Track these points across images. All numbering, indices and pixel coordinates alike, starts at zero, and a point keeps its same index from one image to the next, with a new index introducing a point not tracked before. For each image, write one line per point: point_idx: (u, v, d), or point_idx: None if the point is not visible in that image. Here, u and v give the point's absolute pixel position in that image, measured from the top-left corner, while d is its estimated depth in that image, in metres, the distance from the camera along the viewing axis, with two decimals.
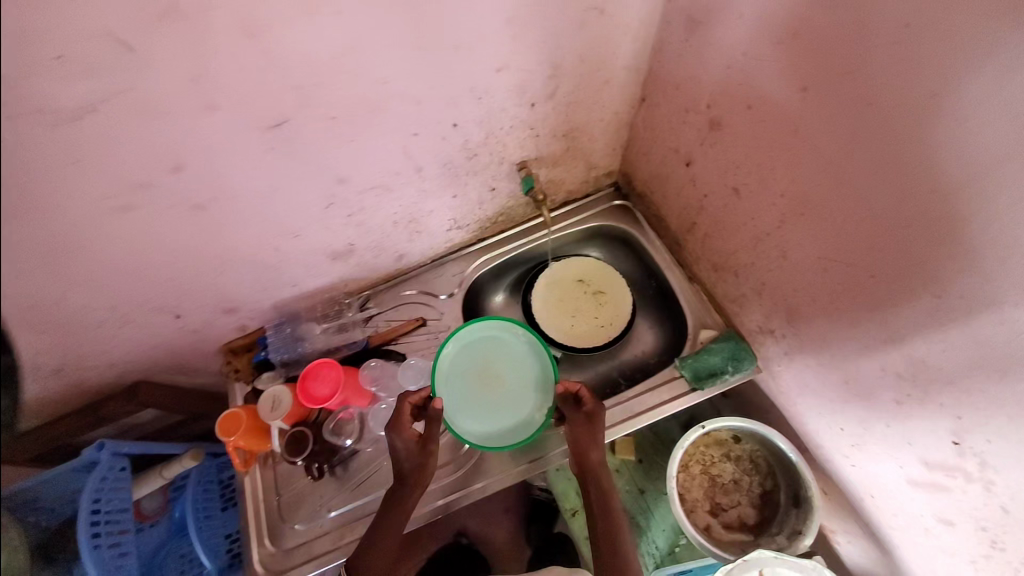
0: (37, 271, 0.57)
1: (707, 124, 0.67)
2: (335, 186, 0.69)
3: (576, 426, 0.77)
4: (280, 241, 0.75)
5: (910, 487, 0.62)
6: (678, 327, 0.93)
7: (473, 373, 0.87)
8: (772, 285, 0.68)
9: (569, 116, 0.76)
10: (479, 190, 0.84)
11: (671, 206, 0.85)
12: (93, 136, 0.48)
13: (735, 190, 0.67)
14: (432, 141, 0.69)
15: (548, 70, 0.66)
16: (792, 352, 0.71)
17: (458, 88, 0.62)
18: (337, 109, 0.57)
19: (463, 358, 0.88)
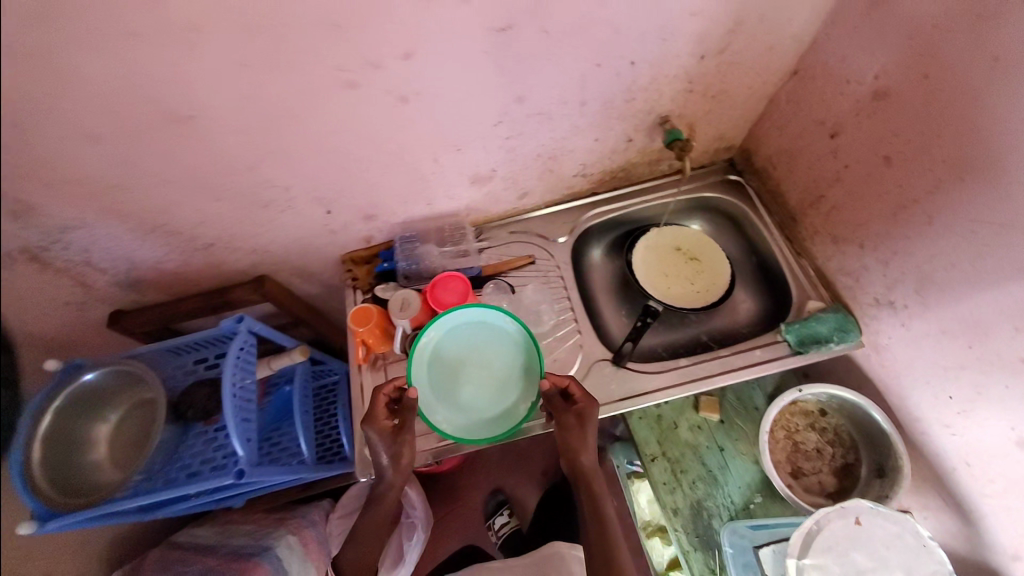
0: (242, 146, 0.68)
1: (870, 94, 0.71)
2: (512, 104, 0.75)
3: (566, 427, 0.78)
4: (443, 152, 0.81)
5: (1018, 451, 0.66)
6: (779, 300, 0.97)
7: (453, 363, 0.86)
8: (905, 251, 0.73)
9: (725, 76, 0.81)
10: (618, 139, 0.90)
11: (797, 181, 0.90)
12: (366, 4, 0.55)
13: (886, 159, 0.72)
14: (607, 76, 0.74)
15: (729, 24, 0.71)
16: (913, 320, 0.76)
17: (654, 25, 0.68)
18: (552, 25, 0.63)
19: (443, 348, 0.87)
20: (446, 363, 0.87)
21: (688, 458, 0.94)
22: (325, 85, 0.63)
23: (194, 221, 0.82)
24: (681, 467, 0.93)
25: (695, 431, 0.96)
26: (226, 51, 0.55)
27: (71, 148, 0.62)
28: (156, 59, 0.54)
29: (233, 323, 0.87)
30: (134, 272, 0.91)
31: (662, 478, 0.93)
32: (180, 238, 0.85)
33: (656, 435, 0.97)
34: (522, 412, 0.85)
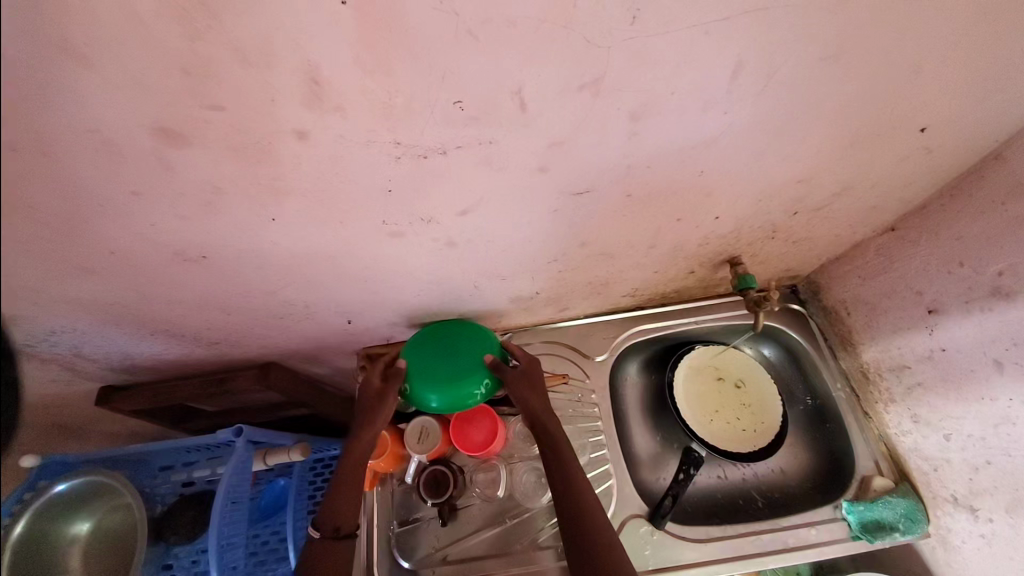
0: (218, 286, 0.61)
1: (989, 289, 0.61)
2: (573, 248, 0.65)
3: (516, 384, 0.78)
4: (486, 281, 0.71)
5: None
6: (834, 457, 0.87)
7: (441, 381, 0.77)
8: (1004, 466, 0.64)
9: (813, 227, 0.71)
10: (679, 270, 0.80)
11: (876, 339, 0.80)
12: (427, 172, 0.44)
13: (997, 363, 0.62)
14: (684, 229, 0.65)
15: (836, 189, 0.61)
16: (996, 539, 0.66)
17: (751, 189, 0.58)
18: (637, 189, 0.53)
19: (433, 384, 0.77)
20: (436, 377, 0.77)
21: None
22: (364, 234, 0.53)
23: (197, 327, 0.72)
24: None
25: None
26: (252, 208, 0.46)
27: (60, 279, 0.53)
28: (169, 210, 0.45)
29: (231, 434, 0.81)
30: (128, 360, 0.82)
31: None
32: (181, 338, 0.76)
33: None
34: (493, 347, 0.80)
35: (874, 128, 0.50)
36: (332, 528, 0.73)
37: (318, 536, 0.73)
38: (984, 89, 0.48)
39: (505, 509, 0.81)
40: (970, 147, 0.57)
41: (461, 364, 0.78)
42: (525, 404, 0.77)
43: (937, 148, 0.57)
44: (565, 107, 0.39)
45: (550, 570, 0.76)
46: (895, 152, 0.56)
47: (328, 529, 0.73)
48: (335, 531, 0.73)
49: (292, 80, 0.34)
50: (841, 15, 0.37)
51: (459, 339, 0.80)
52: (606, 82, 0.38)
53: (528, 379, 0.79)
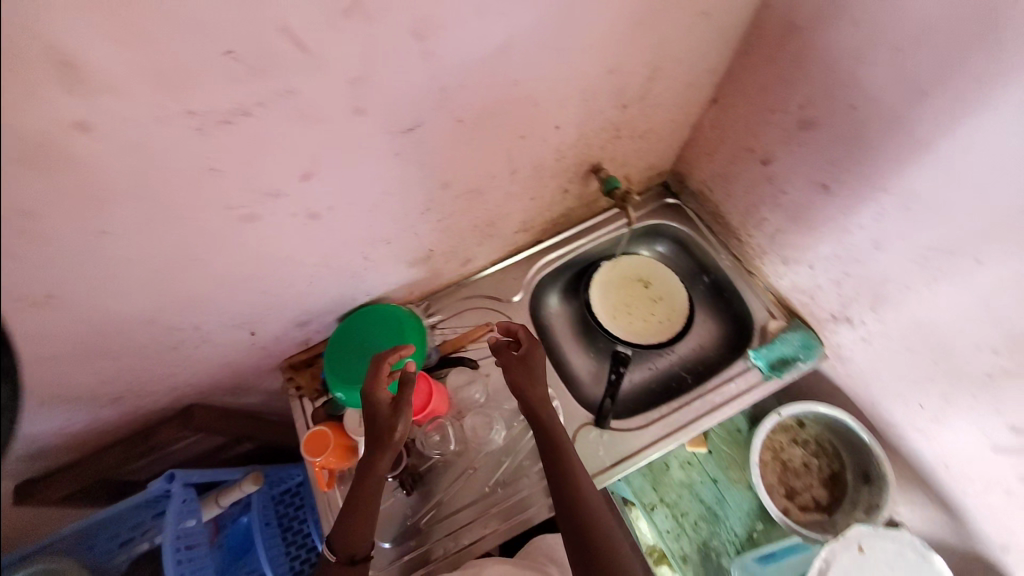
0: (86, 329, 0.58)
1: (797, 124, 0.70)
2: (437, 191, 0.67)
3: (512, 367, 0.80)
4: (371, 249, 0.72)
5: (995, 454, 0.67)
6: (737, 319, 0.97)
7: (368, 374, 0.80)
8: (855, 274, 0.74)
9: (650, 116, 0.78)
10: (553, 192, 0.85)
11: (738, 203, 0.89)
12: (243, 138, 0.45)
13: (823, 185, 0.71)
14: (533, 145, 0.69)
15: (648, 73, 0.68)
16: (871, 336, 0.77)
17: (572, 90, 0.63)
18: (465, 112, 0.56)
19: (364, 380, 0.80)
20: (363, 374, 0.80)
21: (685, 500, 0.94)
22: (214, 227, 0.53)
23: (88, 385, 0.68)
24: (681, 510, 0.93)
25: (687, 469, 0.96)
26: (76, 225, 0.45)
27: None
28: None
29: (164, 483, 0.78)
30: (26, 450, 0.76)
31: (666, 525, 0.92)
32: (77, 403, 0.72)
33: (651, 481, 0.96)
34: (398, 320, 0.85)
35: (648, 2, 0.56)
36: (348, 554, 0.71)
37: (336, 561, 0.71)
38: None
39: (466, 459, 0.85)
40: (738, 7, 0.65)
41: (378, 351, 0.82)
42: (513, 382, 0.79)
43: (713, 12, 0.64)
44: (343, 38, 0.42)
45: (523, 496, 0.82)
46: (679, 25, 0.62)
47: (346, 555, 0.71)
48: (351, 557, 0.71)
49: (42, 67, 0.33)
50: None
51: (365, 332, 0.84)
52: (366, 3, 0.40)
53: (525, 363, 0.80)
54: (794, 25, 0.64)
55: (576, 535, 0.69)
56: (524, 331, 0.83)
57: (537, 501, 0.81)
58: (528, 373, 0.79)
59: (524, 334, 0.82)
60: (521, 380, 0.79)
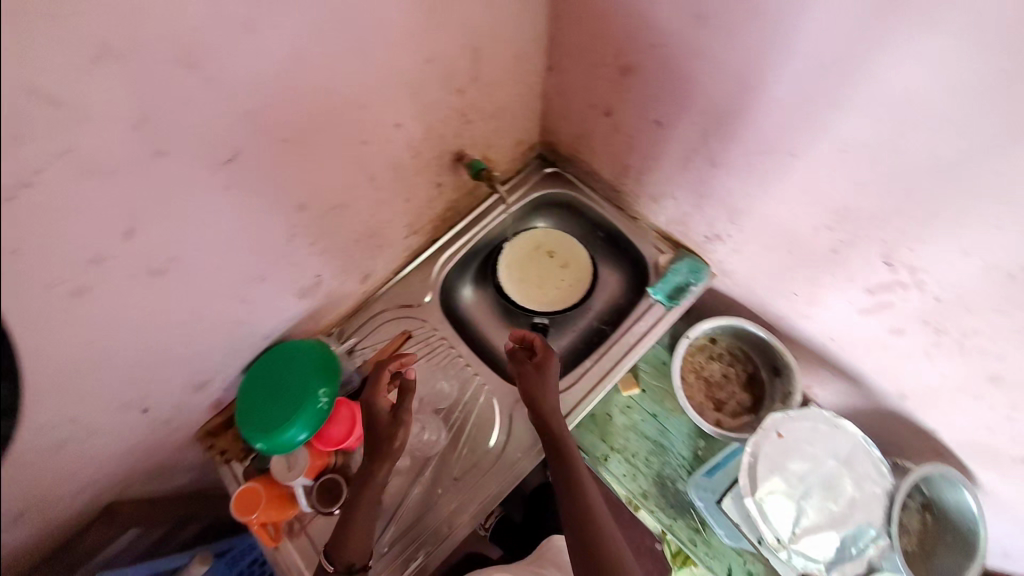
0: None
1: (618, 72, 0.75)
2: (294, 215, 0.66)
3: (527, 375, 0.81)
4: (246, 290, 0.71)
5: (862, 317, 0.75)
6: (635, 262, 1.04)
7: (286, 416, 0.75)
8: (708, 194, 0.81)
9: (492, 96, 0.81)
10: (425, 189, 0.86)
11: (602, 157, 0.95)
12: (32, 210, 0.43)
13: (657, 122, 0.77)
14: (379, 148, 0.70)
15: (469, 55, 0.71)
16: (739, 245, 0.84)
17: (394, 86, 0.64)
18: (287, 130, 0.56)
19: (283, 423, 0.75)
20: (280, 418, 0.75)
21: (633, 441, 0.99)
22: (40, 311, 0.49)
23: None
24: (631, 451, 0.99)
25: (627, 412, 1.01)
26: None
27: None
28: None
29: None
30: None
31: (622, 469, 0.97)
32: None
33: (599, 433, 1.00)
34: (304, 352, 0.80)
35: None
36: (346, 563, 0.71)
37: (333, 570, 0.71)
38: None
39: (415, 467, 0.86)
40: None
41: (289, 389, 0.77)
42: (527, 391, 0.80)
43: None
44: (105, 84, 0.41)
45: (481, 479, 0.86)
46: (478, 4, 0.65)
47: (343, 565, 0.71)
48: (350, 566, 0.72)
49: None
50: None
51: (271, 374, 0.78)
52: (115, 44, 0.40)
53: (540, 370, 0.81)
54: None
55: (563, 499, 0.74)
56: (539, 341, 0.84)
57: (499, 478, 0.86)
58: (542, 380, 0.79)
59: (542, 344, 0.83)
60: (535, 388, 0.80)
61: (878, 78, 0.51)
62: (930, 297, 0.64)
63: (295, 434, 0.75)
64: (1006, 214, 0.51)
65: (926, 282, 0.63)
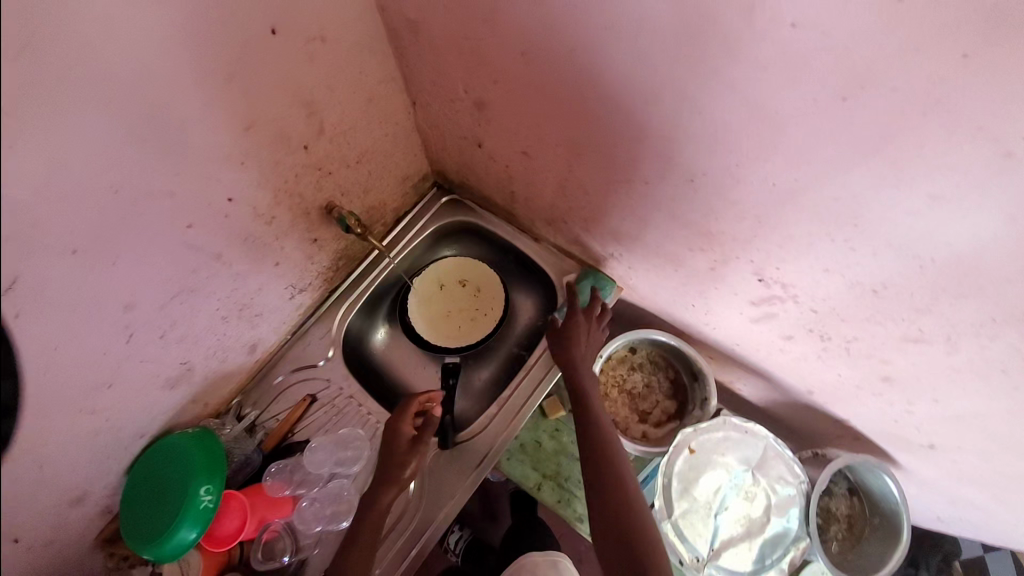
0: None
1: (473, 107, 0.70)
2: (125, 315, 0.60)
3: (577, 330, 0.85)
4: (94, 401, 0.64)
5: (755, 325, 0.74)
6: (546, 284, 1.01)
7: (170, 517, 0.69)
8: (592, 218, 0.78)
9: (350, 143, 0.75)
10: (298, 247, 0.80)
11: (489, 185, 0.91)
12: None
13: (524, 153, 0.73)
14: (215, 225, 0.64)
15: (303, 111, 0.64)
16: (632, 263, 0.82)
17: (209, 163, 0.58)
18: (77, 240, 0.50)
19: (170, 524, 0.69)
20: (166, 521, 0.69)
21: (564, 465, 0.97)
22: None
23: None
24: (564, 476, 0.96)
25: (556, 437, 0.99)
26: None
27: None
28: None
29: None
30: None
31: (556, 496, 0.95)
32: None
33: (530, 463, 0.97)
34: (178, 445, 0.75)
35: (224, 56, 0.52)
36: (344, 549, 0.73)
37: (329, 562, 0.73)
38: None
39: (335, 541, 0.81)
40: (356, 21, 0.63)
41: (170, 488, 0.71)
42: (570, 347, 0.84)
43: (329, 35, 0.61)
44: None
45: (406, 535, 0.82)
46: (295, 60, 0.59)
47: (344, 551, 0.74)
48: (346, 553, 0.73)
49: None
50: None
51: (144, 481, 0.72)
52: None
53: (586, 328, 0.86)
54: (409, 20, 0.62)
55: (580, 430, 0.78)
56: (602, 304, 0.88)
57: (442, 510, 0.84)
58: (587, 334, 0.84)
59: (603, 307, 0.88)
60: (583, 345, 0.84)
61: (698, 113, 0.47)
62: (807, 307, 0.63)
63: (186, 534, 0.69)
64: (851, 236, 0.48)
65: (800, 296, 0.62)
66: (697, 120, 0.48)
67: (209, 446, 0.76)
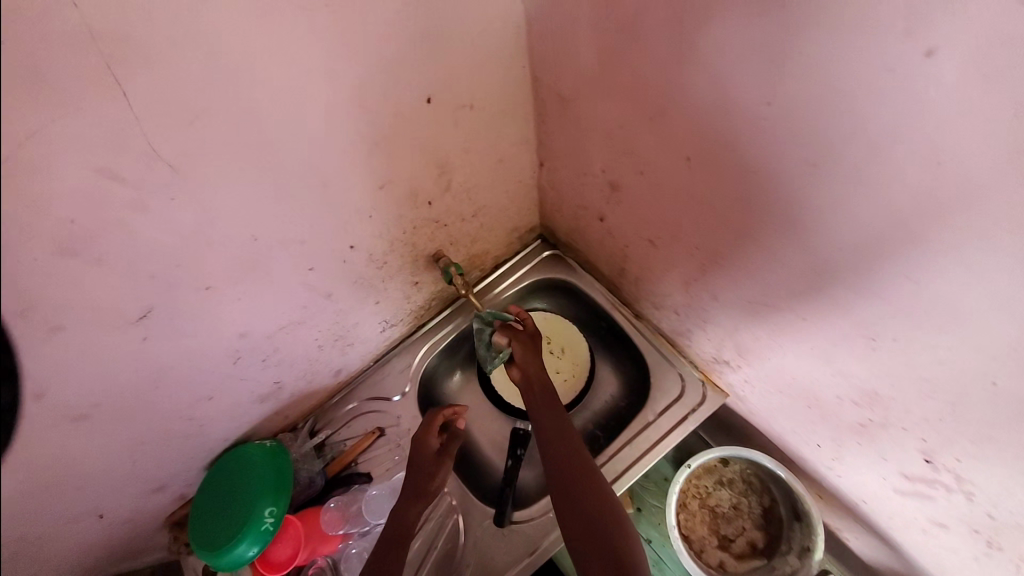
0: None
1: (607, 186, 0.65)
2: (236, 341, 0.63)
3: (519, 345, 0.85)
4: (193, 409, 0.67)
5: (897, 494, 0.61)
6: (640, 366, 0.91)
7: (235, 531, 0.73)
8: (713, 322, 0.69)
9: (471, 199, 0.73)
10: (399, 288, 0.80)
11: (600, 255, 0.85)
12: None
13: (652, 242, 0.67)
14: (331, 268, 0.64)
15: (435, 170, 0.63)
16: (750, 377, 0.71)
17: (340, 216, 0.58)
18: (211, 278, 0.52)
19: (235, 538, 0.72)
20: (231, 533, 0.73)
21: None
22: None
23: None
24: None
25: None
26: None
27: None
28: None
29: None
30: None
31: None
32: None
33: None
34: (255, 457, 0.78)
35: (377, 122, 0.52)
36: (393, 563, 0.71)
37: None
38: (432, 55, 0.50)
39: None
40: (508, 90, 0.60)
41: (239, 501, 0.75)
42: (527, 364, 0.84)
43: (478, 102, 0.59)
44: None
45: None
46: (440, 124, 0.57)
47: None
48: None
49: None
50: (143, 79, 0.35)
51: (218, 485, 0.76)
52: None
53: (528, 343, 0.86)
54: (561, 94, 0.58)
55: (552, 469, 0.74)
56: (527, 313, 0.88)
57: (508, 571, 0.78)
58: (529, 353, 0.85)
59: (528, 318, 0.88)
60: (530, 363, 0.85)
61: (908, 278, 0.38)
62: (981, 510, 0.50)
63: (246, 549, 0.73)
64: None
65: (977, 495, 0.49)
66: (900, 283, 0.39)
67: (279, 465, 0.80)
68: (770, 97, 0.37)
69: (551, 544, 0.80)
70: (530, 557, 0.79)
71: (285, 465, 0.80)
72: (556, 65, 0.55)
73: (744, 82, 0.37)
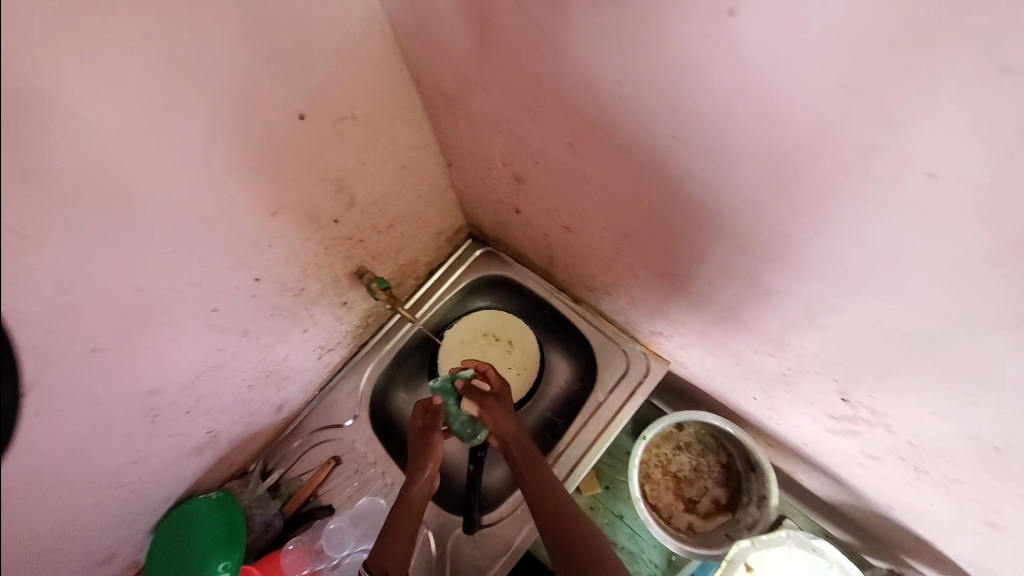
0: None
1: (512, 178, 0.64)
2: (150, 398, 0.59)
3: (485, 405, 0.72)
4: (119, 478, 0.63)
5: (829, 433, 0.64)
6: (586, 348, 0.91)
7: None
8: (639, 297, 0.69)
9: (382, 210, 0.71)
10: (325, 312, 0.77)
11: (526, 246, 0.84)
12: None
13: (566, 227, 0.67)
14: (240, 304, 0.61)
15: (331, 187, 0.60)
16: (684, 344, 0.72)
17: (235, 249, 0.55)
18: (100, 339, 0.48)
19: None
20: None
21: None
22: None
23: None
24: None
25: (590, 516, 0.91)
26: None
27: None
28: None
29: None
30: None
31: None
32: None
33: None
34: (200, 512, 0.75)
35: (248, 149, 0.49)
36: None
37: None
38: (292, 70, 0.47)
39: None
40: (390, 94, 0.58)
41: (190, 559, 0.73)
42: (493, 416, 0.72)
43: (360, 112, 0.57)
44: None
45: None
46: (323, 139, 0.55)
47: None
48: None
49: None
50: None
51: (167, 545, 0.73)
52: None
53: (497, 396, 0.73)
54: (445, 93, 0.57)
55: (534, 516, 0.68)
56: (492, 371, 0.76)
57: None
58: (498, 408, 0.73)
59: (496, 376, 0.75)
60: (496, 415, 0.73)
61: (783, 234, 0.39)
62: (897, 436, 0.53)
63: None
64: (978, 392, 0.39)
65: (891, 424, 0.51)
66: (778, 239, 0.40)
67: (229, 515, 0.77)
68: (621, 76, 0.36)
69: (522, 540, 0.80)
70: (503, 557, 0.79)
71: (235, 515, 0.77)
72: (431, 65, 0.53)
73: (598, 63, 0.37)
